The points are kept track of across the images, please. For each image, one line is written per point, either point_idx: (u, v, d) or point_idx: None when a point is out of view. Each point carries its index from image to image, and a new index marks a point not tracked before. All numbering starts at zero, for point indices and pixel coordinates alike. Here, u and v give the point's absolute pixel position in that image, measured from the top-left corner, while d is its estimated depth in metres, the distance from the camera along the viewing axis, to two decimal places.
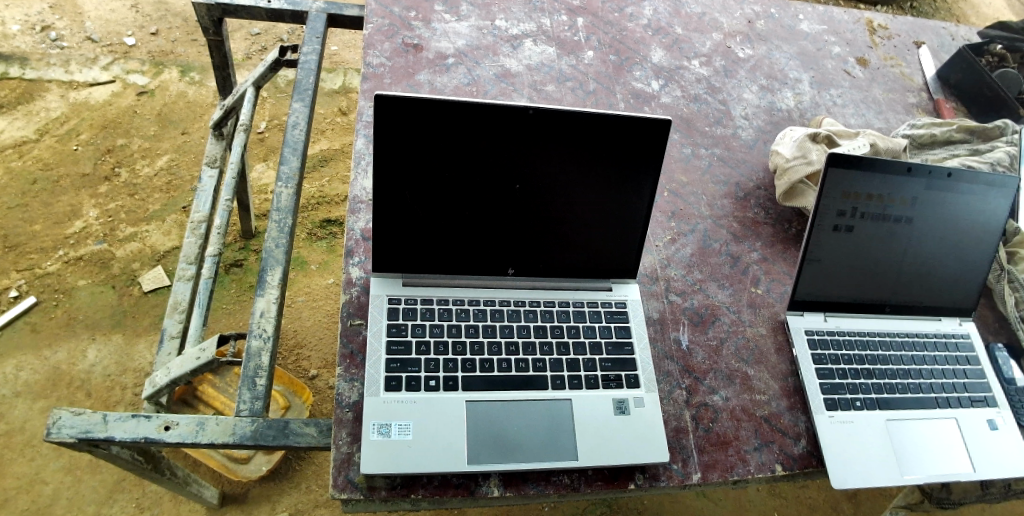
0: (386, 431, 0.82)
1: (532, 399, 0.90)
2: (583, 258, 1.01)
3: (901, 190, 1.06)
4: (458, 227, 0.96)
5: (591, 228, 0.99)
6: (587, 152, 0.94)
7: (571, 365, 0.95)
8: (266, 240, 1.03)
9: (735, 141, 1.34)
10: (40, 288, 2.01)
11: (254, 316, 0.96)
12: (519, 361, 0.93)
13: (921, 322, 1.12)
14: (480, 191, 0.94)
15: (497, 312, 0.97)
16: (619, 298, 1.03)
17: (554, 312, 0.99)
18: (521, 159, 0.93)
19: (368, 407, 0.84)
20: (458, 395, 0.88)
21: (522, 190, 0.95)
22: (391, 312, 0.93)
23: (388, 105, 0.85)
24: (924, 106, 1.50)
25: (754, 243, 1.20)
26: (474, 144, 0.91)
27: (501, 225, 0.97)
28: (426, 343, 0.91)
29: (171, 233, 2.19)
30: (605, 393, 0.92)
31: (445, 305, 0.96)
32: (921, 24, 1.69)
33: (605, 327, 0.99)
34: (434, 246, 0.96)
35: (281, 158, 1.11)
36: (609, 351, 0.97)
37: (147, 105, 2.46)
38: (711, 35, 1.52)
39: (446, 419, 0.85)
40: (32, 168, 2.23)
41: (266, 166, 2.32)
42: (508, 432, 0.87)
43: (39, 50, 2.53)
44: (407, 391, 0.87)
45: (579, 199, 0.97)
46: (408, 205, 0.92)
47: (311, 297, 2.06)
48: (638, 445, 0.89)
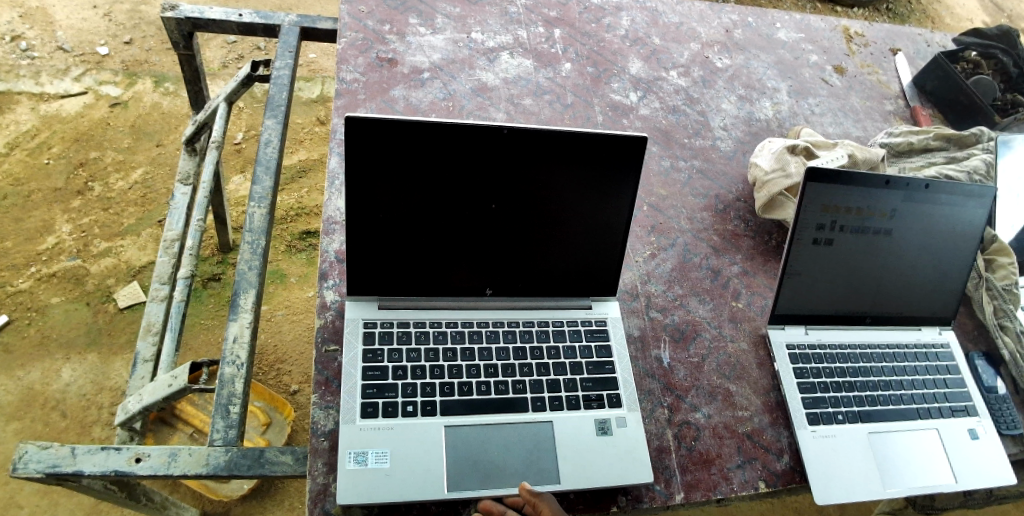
0: (362, 460, 0.81)
1: (513, 422, 0.88)
2: (563, 275, 1.00)
3: (880, 203, 1.06)
4: (432, 248, 0.94)
5: (570, 244, 0.98)
6: (564, 168, 0.92)
7: (552, 386, 0.93)
8: (238, 262, 1.00)
9: (714, 152, 1.34)
10: (11, 306, 1.97)
11: (227, 342, 0.93)
12: (498, 384, 0.92)
13: (901, 332, 1.12)
14: (456, 211, 0.92)
15: (475, 334, 0.95)
16: (599, 316, 1.02)
17: (534, 332, 0.98)
18: (495, 177, 0.92)
19: (343, 435, 0.82)
20: (436, 420, 0.86)
21: (498, 208, 0.94)
22: (367, 336, 0.91)
23: (356, 128, 0.83)
24: (900, 113, 1.51)
25: (735, 256, 1.20)
26: (447, 165, 0.89)
27: (477, 244, 0.95)
28: (403, 366, 0.90)
29: (147, 247, 2.15)
30: (586, 415, 0.91)
31: (422, 327, 0.94)
32: (897, 31, 1.70)
33: (586, 346, 0.98)
34: (408, 268, 0.94)
35: (253, 177, 1.09)
36: (590, 370, 0.96)
37: (121, 116, 2.42)
38: (689, 45, 1.52)
39: (425, 445, 0.84)
40: (1, 183, 2.18)
41: (243, 177, 2.29)
42: (489, 456, 0.85)
43: (8, 61, 2.47)
44: (384, 417, 0.85)
45: (559, 216, 0.96)
46: (382, 227, 0.90)
47: (291, 311, 2.03)
48: (622, 466, 0.88)
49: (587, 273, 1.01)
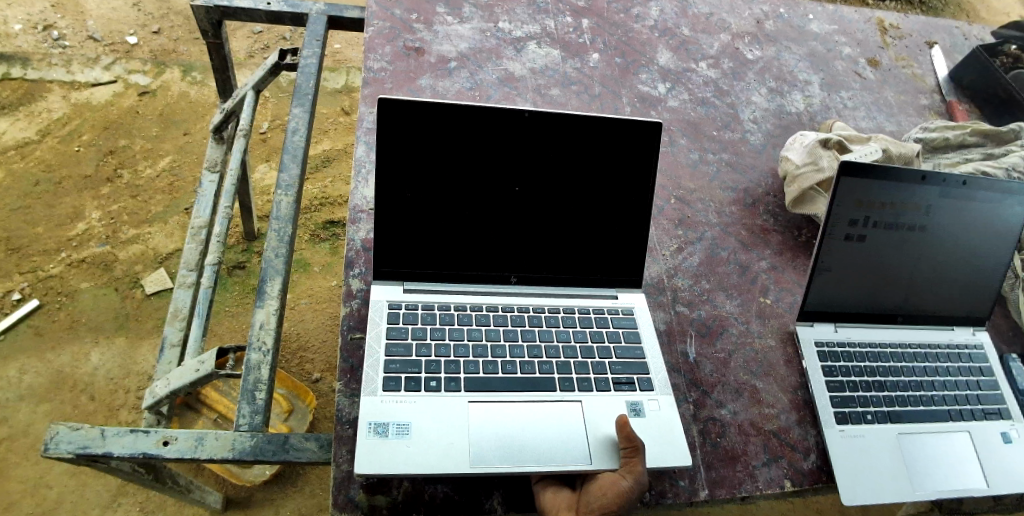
0: (383, 431, 0.79)
1: (541, 402, 0.86)
2: (590, 264, 1.00)
3: (914, 198, 1.03)
4: (458, 233, 0.96)
5: (604, 224, 0.99)
6: (597, 152, 0.97)
7: (580, 367, 0.92)
8: (265, 249, 1.01)
9: (744, 145, 1.32)
10: (43, 290, 2.01)
11: (254, 329, 0.94)
12: (524, 364, 0.90)
13: (933, 332, 1.10)
14: (482, 195, 0.95)
15: (500, 317, 0.95)
16: (626, 304, 1.01)
17: (558, 317, 0.97)
18: (519, 159, 0.95)
19: (364, 406, 0.81)
20: (461, 395, 0.85)
21: (521, 192, 0.96)
22: (392, 316, 0.91)
23: (391, 108, 0.89)
24: (936, 108, 1.47)
25: (763, 251, 1.18)
26: (478, 146, 0.94)
27: (502, 228, 0.97)
28: (427, 345, 0.89)
29: (174, 235, 2.18)
30: (619, 396, 0.89)
31: (446, 310, 0.94)
32: (933, 24, 1.66)
33: (613, 332, 0.97)
34: (435, 253, 0.95)
35: (281, 165, 1.09)
36: (620, 355, 0.94)
37: (149, 105, 2.45)
38: (718, 36, 1.49)
39: (450, 419, 0.82)
40: (33, 169, 2.23)
41: (268, 166, 2.31)
42: (514, 434, 0.83)
43: (41, 50, 2.52)
44: (406, 392, 0.83)
45: (584, 199, 0.98)
46: (410, 208, 0.93)
47: (314, 300, 2.04)
48: (655, 446, 0.84)
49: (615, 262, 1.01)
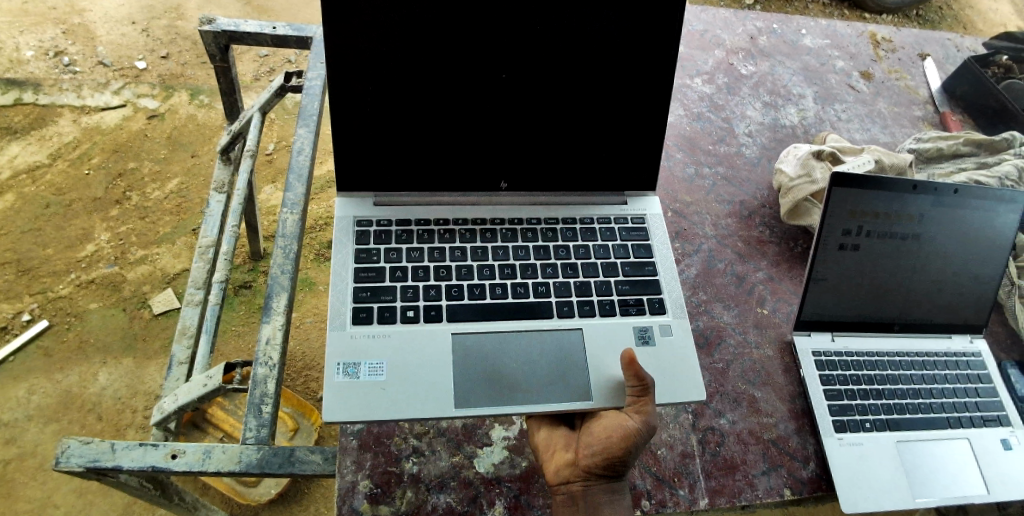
0: (353, 372, 0.85)
1: (533, 329, 0.92)
2: (581, 162, 1.02)
3: (907, 207, 1.05)
4: (446, 125, 0.96)
5: (593, 115, 0.99)
6: (574, 19, 0.93)
7: (581, 290, 0.97)
8: (271, 266, 1.03)
9: (739, 159, 1.34)
10: (53, 311, 2.06)
11: (260, 344, 0.96)
12: (517, 288, 0.95)
13: (931, 340, 1.11)
14: (468, 82, 0.95)
15: (489, 233, 1.00)
16: (638, 212, 1.05)
17: (556, 231, 1.02)
18: (502, 43, 0.93)
19: (330, 344, 0.86)
20: (441, 325, 0.90)
21: (508, 77, 0.95)
22: (358, 234, 0.96)
23: None
24: (930, 119, 1.49)
25: (760, 262, 1.19)
26: (442, 26, 0.91)
27: (490, 120, 0.97)
28: (402, 268, 0.94)
29: (181, 255, 2.22)
30: (626, 322, 0.94)
31: (425, 223, 0.99)
32: (926, 36, 1.69)
33: (623, 247, 1.02)
34: (423, 148, 0.97)
35: (286, 184, 1.12)
36: (627, 273, 0.99)
37: (158, 128, 2.49)
38: (713, 53, 1.52)
39: (430, 355, 0.87)
40: (44, 192, 2.28)
41: (274, 187, 2.36)
42: (503, 369, 0.88)
43: (52, 75, 2.58)
44: (379, 324, 0.89)
45: (572, 86, 0.97)
46: (393, 97, 0.93)
47: (319, 319, 2.07)
48: (663, 374, 0.91)
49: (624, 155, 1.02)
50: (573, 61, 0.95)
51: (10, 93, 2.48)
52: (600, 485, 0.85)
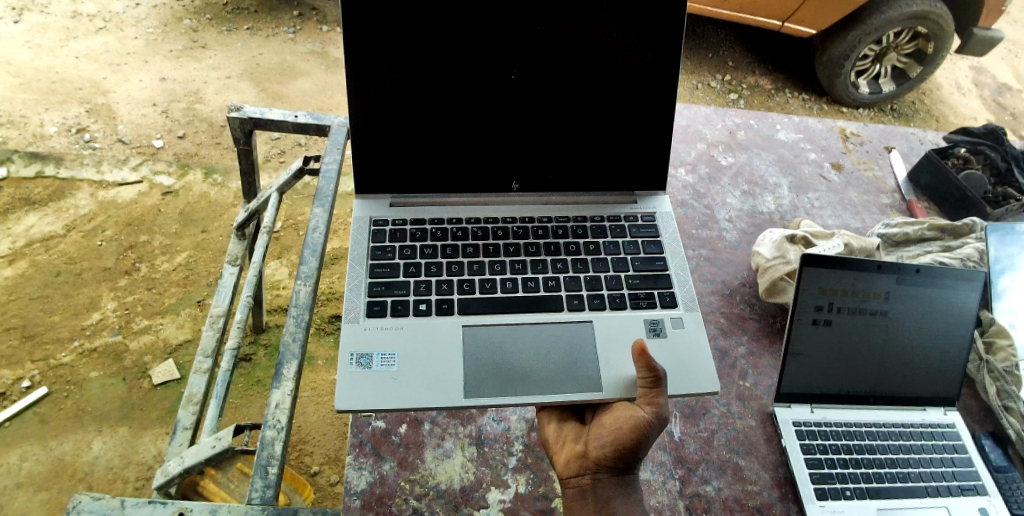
0: (365, 362, 0.97)
1: (541, 320, 1.05)
2: (585, 159, 1.17)
3: (873, 285, 1.14)
4: (463, 123, 1.11)
5: (593, 112, 1.13)
6: (573, 24, 1.08)
7: (592, 284, 1.10)
8: (283, 335, 1.10)
9: (720, 242, 1.44)
10: (53, 378, 2.09)
11: (269, 408, 1.01)
12: (528, 283, 1.10)
13: (905, 412, 1.17)
14: (483, 81, 1.09)
15: (501, 231, 1.15)
16: (649, 210, 1.21)
17: (568, 229, 1.17)
18: (512, 48, 1.08)
19: (344, 334, 0.99)
20: (452, 318, 1.04)
21: (517, 76, 1.10)
22: (375, 234, 1.11)
23: None
24: (897, 206, 1.62)
25: (741, 337, 1.27)
26: (448, 32, 1.06)
27: (502, 118, 1.12)
28: (415, 265, 1.09)
29: (185, 326, 2.27)
30: (637, 314, 1.07)
31: (439, 224, 1.15)
32: (892, 131, 1.84)
33: (634, 242, 1.16)
34: (445, 148, 1.13)
35: (301, 258, 1.20)
36: (637, 267, 1.13)
37: (171, 204, 2.60)
38: (695, 145, 1.66)
39: (439, 345, 1.00)
40: (56, 261, 2.36)
41: (279, 262, 2.48)
42: (509, 357, 1.01)
43: (73, 151, 2.70)
44: (395, 314, 1.03)
45: (574, 84, 1.11)
46: (417, 98, 1.08)
47: (316, 393, 2.11)
48: (669, 361, 1.03)
49: (621, 133, 1.15)
50: (567, 59, 1.10)
51: (33, 167, 2.62)
52: (609, 478, 0.93)
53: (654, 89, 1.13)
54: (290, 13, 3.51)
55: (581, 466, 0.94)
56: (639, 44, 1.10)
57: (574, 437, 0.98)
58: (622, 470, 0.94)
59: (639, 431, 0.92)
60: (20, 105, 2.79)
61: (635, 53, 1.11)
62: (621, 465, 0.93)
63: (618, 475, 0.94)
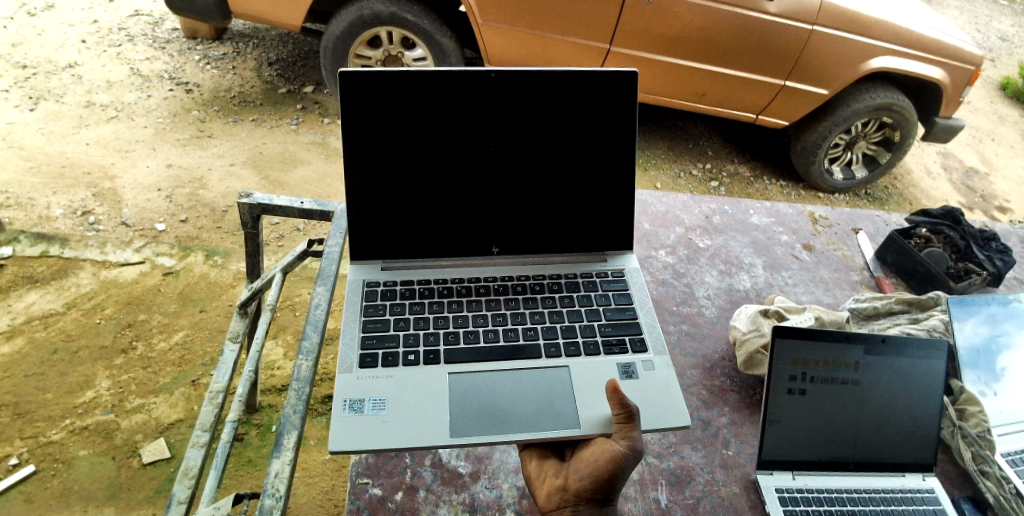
0: (359, 407, 1.11)
1: (519, 365, 1.22)
2: (553, 224, 1.37)
3: (843, 356, 1.21)
4: (449, 196, 1.32)
5: (558, 183, 1.34)
6: (537, 109, 1.29)
7: (566, 333, 1.28)
8: (284, 406, 1.15)
9: (700, 318, 1.52)
10: (41, 456, 2.09)
11: (269, 477, 1.05)
12: (508, 333, 1.27)
13: (885, 478, 1.22)
14: (464, 158, 1.30)
15: (484, 287, 1.34)
16: (617, 267, 1.41)
17: (544, 284, 1.35)
18: (486, 131, 1.29)
19: (340, 382, 1.15)
20: (440, 366, 1.20)
21: (493, 153, 1.30)
22: (369, 293, 1.29)
23: (376, 91, 1.23)
24: (867, 282, 1.73)
25: (723, 408, 1.33)
26: (432, 122, 1.27)
27: (481, 190, 1.32)
28: (404, 320, 1.26)
29: (178, 405, 2.28)
30: (609, 358, 1.24)
31: (427, 284, 1.33)
32: (858, 214, 1.96)
33: (605, 296, 1.35)
34: (433, 217, 1.33)
35: (303, 334, 1.26)
36: (608, 317, 1.31)
37: (171, 284, 2.66)
38: (674, 229, 1.77)
39: (427, 391, 1.16)
40: (54, 338, 2.40)
41: (275, 342, 2.52)
42: (489, 398, 1.17)
43: (77, 232, 2.79)
44: (386, 364, 1.18)
45: (541, 159, 1.32)
46: (408, 176, 1.28)
47: (307, 473, 2.10)
48: (638, 396, 1.19)
49: (583, 188, 1.35)
50: (532, 138, 1.31)
51: (38, 246, 2.70)
52: (587, 510, 1.03)
53: (607, 159, 1.34)
54: (294, 106, 3.71)
55: (562, 497, 1.06)
56: (592, 123, 1.31)
57: (557, 472, 1.10)
58: (600, 501, 1.04)
59: (614, 463, 1.05)
60: (29, 189, 2.91)
61: (589, 130, 1.32)
62: (599, 496, 1.04)
63: (597, 506, 1.04)
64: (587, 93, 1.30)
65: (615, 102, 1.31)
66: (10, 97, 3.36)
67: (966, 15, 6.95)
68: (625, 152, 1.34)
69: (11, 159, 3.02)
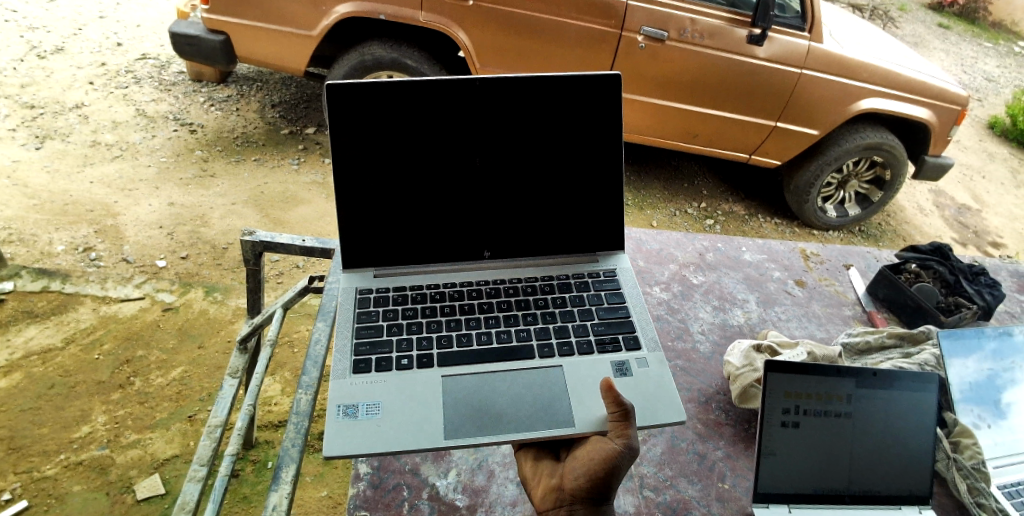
0: (353, 412, 1.15)
1: (512, 366, 1.26)
2: (543, 228, 1.42)
3: (836, 390, 1.22)
4: (439, 203, 1.35)
5: (546, 189, 1.38)
6: (523, 117, 1.33)
7: (559, 333, 1.32)
8: (283, 440, 1.16)
9: (695, 353, 1.54)
10: (34, 492, 2.07)
11: (267, 509, 1.06)
12: (502, 334, 1.31)
13: (882, 511, 1.22)
14: (453, 166, 1.33)
15: (476, 291, 1.38)
16: (609, 267, 1.46)
17: (536, 286, 1.41)
18: (474, 139, 1.33)
19: (333, 387, 1.18)
20: (434, 369, 1.23)
21: (481, 160, 1.34)
22: (362, 301, 1.33)
23: (365, 102, 1.26)
24: (859, 317, 1.75)
25: (718, 442, 1.35)
26: (419, 131, 1.30)
27: (470, 197, 1.36)
28: (398, 325, 1.30)
29: (174, 440, 2.28)
30: (602, 356, 1.28)
31: (419, 289, 1.37)
32: (849, 250, 2.01)
33: (597, 297, 1.40)
34: (425, 225, 1.37)
35: (303, 369, 1.28)
36: (600, 317, 1.36)
37: (171, 319, 2.67)
38: (668, 266, 1.81)
39: (421, 396, 1.19)
40: (52, 373, 2.40)
41: (273, 378, 2.52)
42: (483, 399, 1.20)
43: (78, 268, 2.81)
44: (378, 369, 1.22)
45: (528, 166, 1.36)
46: (399, 185, 1.32)
47: (302, 510, 2.08)
48: (630, 392, 1.23)
49: (571, 191, 1.40)
50: (519, 146, 1.35)
51: (39, 281, 2.72)
52: (581, 509, 1.06)
53: (592, 165, 1.38)
54: (296, 147, 3.79)
55: (556, 497, 1.09)
56: (577, 130, 1.36)
57: (553, 472, 1.13)
58: (595, 501, 1.06)
59: (608, 462, 1.07)
60: (32, 225, 2.94)
61: (574, 137, 1.36)
62: (593, 495, 1.06)
63: (592, 506, 1.06)
64: (572, 100, 1.34)
65: (599, 109, 1.35)
66: (17, 137, 3.43)
67: (952, 58, 7.14)
68: (610, 158, 1.38)
69: (16, 196, 3.07)
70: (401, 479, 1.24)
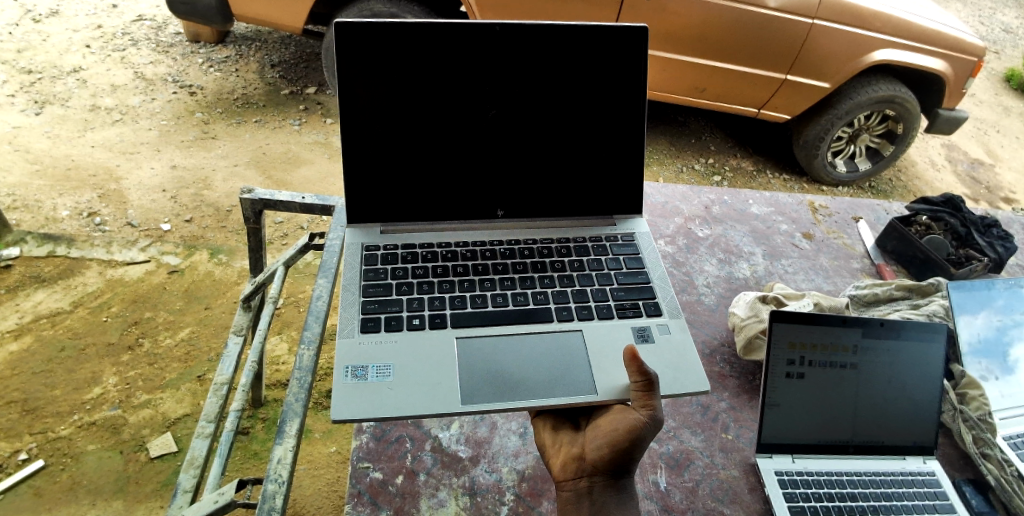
0: (361, 375, 1.13)
1: (528, 329, 1.25)
2: (557, 186, 1.39)
3: (841, 341, 1.21)
4: (452, 158, 1.33)
5: (561, 144, 1.35)
6: (537, 67, 1.30)
7: (578, 297, 1.31)
8: (287, 394, 1.15)
9: (699, 305, 1.53)
10: (49, 452, 2.11)
11: (272, 462, 1.07)
12: (518, 299, 1.29)
13: (886, 461, 1.23)
14: (468, 119, 1.31)
15: (489, 250, 1.37)
16: (627, 230, 1.44)
17: (552, 248, 1.39)
18: (487, 89, 1.30)
19: (340, 347, 1.16)
20: (447, 332, 1.22)
21: (496, 113, 1.31)
22: (371, 258, 1.32)
23: (378, 48, 1.24)
24: (867, 269, 1.73)
25: (722, 393, 1.35)
26: (434, 88, 1.28)
27: (484, 151, 1.34)
28: (407, 285, 1.28)
29: (184, 400, 2.31)
30: (624, 322, 1.27)
31: (427, 247, 1.35)
32: (858, 203, 1.97)
33: (617, 261, 1.38)
34: (438, 181, 1.35)
35: (305, 324, 1.27)
36: (621, 281, 1.34)
37: (176, 282, 2.68)
38: (673, 219, 1.78)
39: (432, 359, 1.18)
40: (61, 336, 2.42)
41: (279, 338, 2.55)
42: (497, 362, 1.19)
43: (84, 232, 2.81)
44: (386, 329, 1.20)
45: (544, 119, 1.33)
46: (411, 137, 1.30)
47: (313, 466, 2.12)
48: (652, 356, 1.22)
49: (587, 146, 1.36)
50: (537, 105, 1.32)
51: (44, 246, 2.72)
52: (602, 482, 1.06)
53: (611, 121, 1.35)
54: (297, 108, 3.74)
55: (577, 467, 1.08)
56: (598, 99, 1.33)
57: (572, 442, 1.13)
58: (614, 472, 1.07)
59: (631, 433, 1.06)
60: (35, 191, 2.94)
61: (591, 89, 1.33)
62: (614, 467, 1.06)
63: (611, 478, 1.07)
64: (589, 51, 1.31)
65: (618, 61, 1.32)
66: (16, 102, 3.40)
67: (970, 9, 6.92)
68: (628, 114, 1.35)
69: (17, 162, 3.05)
70: (404, 432, 1.25)
